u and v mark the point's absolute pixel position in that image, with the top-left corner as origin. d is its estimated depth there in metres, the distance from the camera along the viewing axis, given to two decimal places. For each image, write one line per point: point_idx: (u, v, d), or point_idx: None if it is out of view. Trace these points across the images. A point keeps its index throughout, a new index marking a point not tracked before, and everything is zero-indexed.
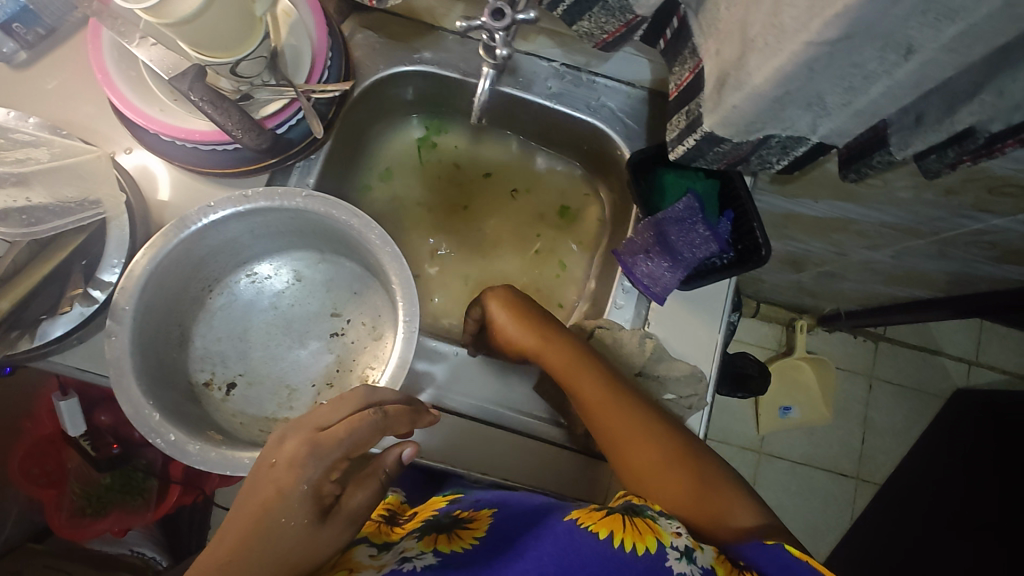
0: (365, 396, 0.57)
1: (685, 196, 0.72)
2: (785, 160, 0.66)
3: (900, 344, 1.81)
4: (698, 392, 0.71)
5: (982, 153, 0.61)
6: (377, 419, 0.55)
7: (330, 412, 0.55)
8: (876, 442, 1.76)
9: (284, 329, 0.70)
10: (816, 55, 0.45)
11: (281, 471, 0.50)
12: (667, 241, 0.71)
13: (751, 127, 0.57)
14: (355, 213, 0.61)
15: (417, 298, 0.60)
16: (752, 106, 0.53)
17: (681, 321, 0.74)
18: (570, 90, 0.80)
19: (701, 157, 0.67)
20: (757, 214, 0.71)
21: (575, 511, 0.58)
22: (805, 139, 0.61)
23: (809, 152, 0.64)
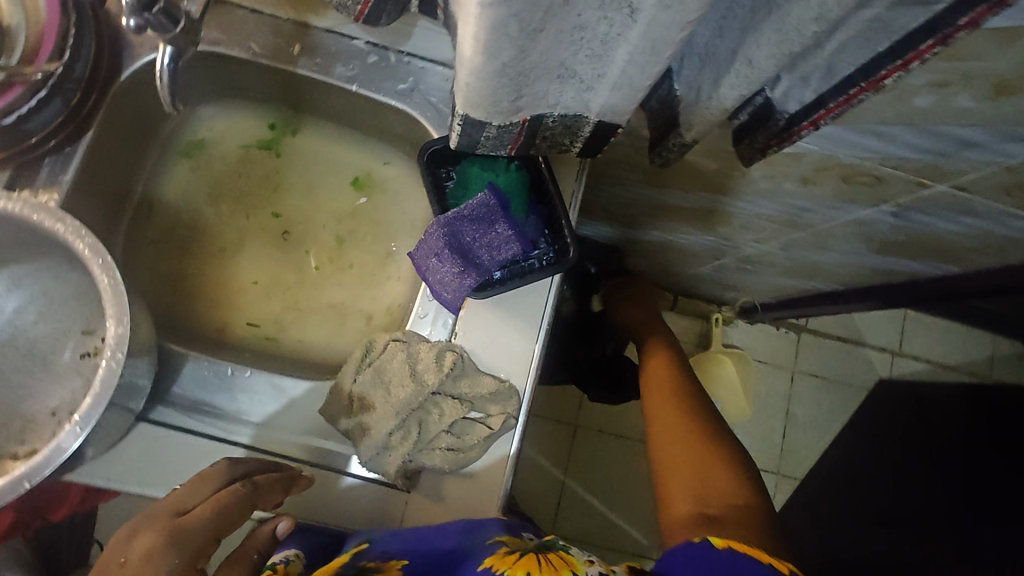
0: (226, 473, 0.55)
1: (484, 190, 0.64)
2: (580, 142, 0.58)
3: (824, 335, 1.77)
4: (507, 409, 0.65)
5: (783, 138, 0.56)
6: (246, 492, 0.52)
7: (193, 496, 0.52)
8: (797, 436, 1.72)
9: (24, 350, 0.61)
10: (509, 22, 0.37)
11: (136, 568, 0.45)
12: (461, 245, 0.62)
13: (501, 108, 0.48)
14: (62, 217, 0.53)
15: (129, 318, 0.51)
16: (481, 84, 0.44)
17: (490, 329, 0.67)
18: (376, 72, 0.72)
19: (476, 146, 0.57)
20: (564, 212, 0.64)
21: (490, 557, 0.51)
22: (584, 117, 0.53)
23: (595, 136, 0.56)
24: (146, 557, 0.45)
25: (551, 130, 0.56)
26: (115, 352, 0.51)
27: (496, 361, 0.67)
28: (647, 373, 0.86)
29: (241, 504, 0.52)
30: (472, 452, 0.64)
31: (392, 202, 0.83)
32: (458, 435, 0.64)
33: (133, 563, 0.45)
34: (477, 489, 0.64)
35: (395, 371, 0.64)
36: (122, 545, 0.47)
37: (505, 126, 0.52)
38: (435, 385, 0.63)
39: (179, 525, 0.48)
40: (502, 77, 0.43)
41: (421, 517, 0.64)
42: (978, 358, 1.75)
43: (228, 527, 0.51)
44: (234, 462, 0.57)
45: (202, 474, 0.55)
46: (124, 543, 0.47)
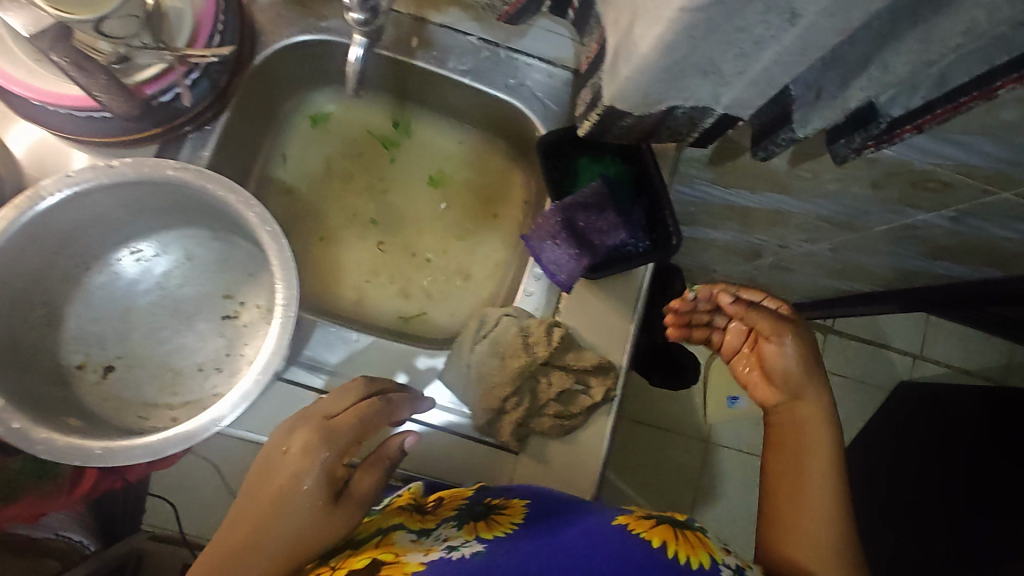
0: (362, 388, 0.61)
1: (596, 181, 0.70)
2: (696, 133, 0.65)
3: (849, 337, 1.83)
4: (608, 384, 0.70)
5: (884, 139, 0.61)
6: (380, 407, 0.58)
7: (335, 402, 0.58)
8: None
9: (172, 312, 0.66)
10: (694, 23, 0.42)
11: (295, 458, 0.52)
12: (575, 228, 0.68)
13: (649, 101, 0.55)
14: (231, 189, 0.57)
15: (297, 282, 0.56)
16: (644, 78, 0.51)
17: (591, 309, 0.72)
18: (487, 67, 0.77)
19: (608, 133, 0.64)
20: (670, 203, 0.69)
21: (621, 517, 0.56)
22: (710, 109, 0.59)
23: (715, 126, 0.63)
24: (303, 447, 0.52)
25: (675, 122, 0.62)
26: (287, 312, 0.56)
27: (596, 338, 0.72)
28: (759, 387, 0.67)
29: (373, 414, 0.58)
30: (575, 419, 0.69)
31: (486, 189, 0.88)
32: (564, 403, 0.69)
33: (293, 452, 0.52)
34: (578, 454, 0.70)
35: (509, 342, 0.69)
36: (280, 440, 0.54)
37: (643, 116, 0.59)
38: (545, 356, 0.68)
39: (329, 427, 0.55)
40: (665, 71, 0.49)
41: (526, 477, 0.70)
42: (996, 364, 1.82)
43: (368, 433, 0.57)
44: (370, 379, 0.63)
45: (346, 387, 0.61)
46: (287, 433, 0.55)
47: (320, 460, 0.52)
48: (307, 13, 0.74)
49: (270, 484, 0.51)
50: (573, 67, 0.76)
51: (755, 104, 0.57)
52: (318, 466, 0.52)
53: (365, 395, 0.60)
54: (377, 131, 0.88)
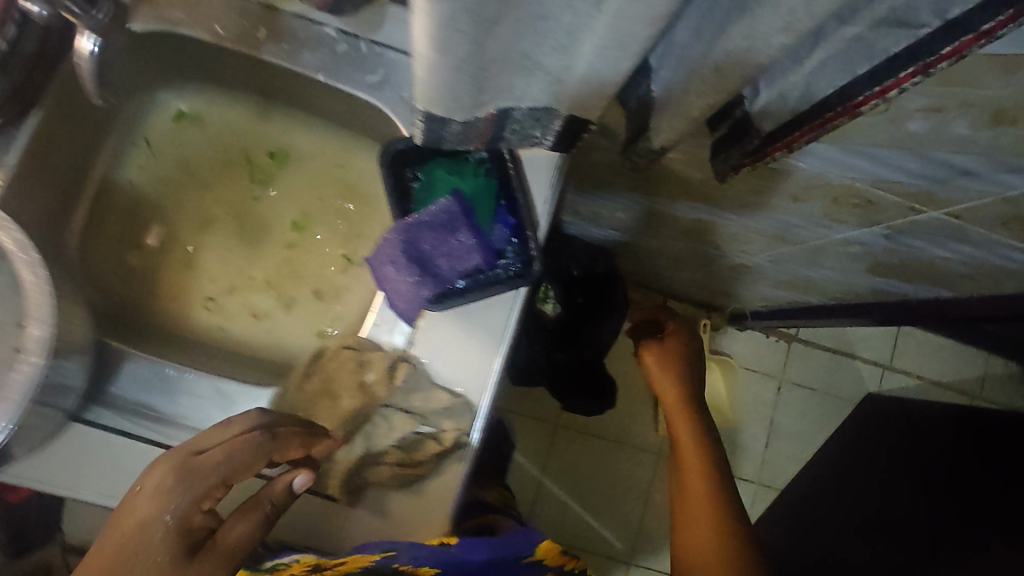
0: (252, 419, 0.54)
1: (447, 195, 0.61)
2: (551, 136, 0.55)
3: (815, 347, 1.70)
4: (461, 425, 0.63)
5: (759, 157, 0.51)
6: (258, 443, 0.52)
7: (208, 439, 0.52)
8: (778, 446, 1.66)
9: None
10: (457, 14, 0.33)
11: (148, 497, 0.48)
12: (418, 253, 0.59)
13: (467, 104, 0.45)
14: None
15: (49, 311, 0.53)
16: (440, 79, 0.41)
17: (451, 337, 0.65)
18: (345, 61, 0.67)
19: (444, 142, 0.53)
20: (531, 221, 0.62)
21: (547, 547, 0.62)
22: (552, 111, 0.49)
23: (568, 132, 0.53)
24: (147, 497, 0.48)
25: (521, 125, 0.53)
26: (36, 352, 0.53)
27: (456, 371, 0.65)
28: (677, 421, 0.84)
29: (255, 451, 0.52)
30: (420, 466, 0.62)
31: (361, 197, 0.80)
32: (405, 450, 0.62)
33: (141, 500, 0.48)
34: (422, 504, 0.63)
35: (342, 381, 0.62)
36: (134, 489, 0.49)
37: (470, 123, 0.49)
38: (384, 398, 0.62)
39: (192, 465, 0.50)
40: (458, 69, 0.40)
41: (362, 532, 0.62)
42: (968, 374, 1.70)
43: (240, 476, 0.51)
44: (265, 411, 0.56)
45: (232, 418, 0.54)
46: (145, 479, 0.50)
47: (160, 521, 0.48)
48: None
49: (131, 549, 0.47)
50: None
51: (596, 107, 0.48)
52: (162, 520, 0.48)
53: (250, 426, 0.53)
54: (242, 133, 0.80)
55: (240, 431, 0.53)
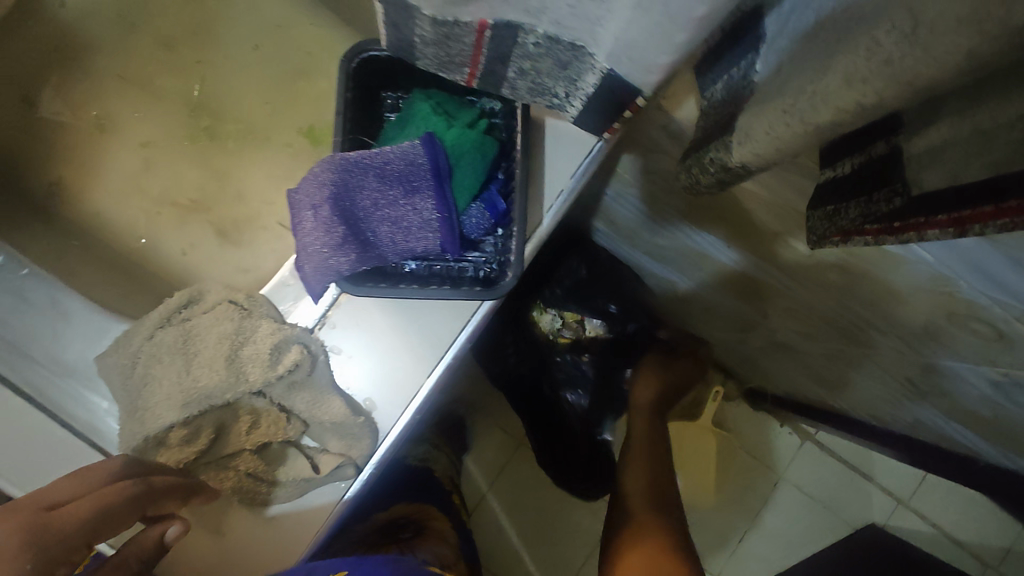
0: (117, 468, 0.39)
1: (419, 139, 0.43)
2: (579, 99, 0.36)
3: (829, 455, 1.31)
4: (354, 452, 0.46)
5: (883, 229, 0.31)
6: (139, 493, 0.37)
7: (62, 490, 0.36)
8: (754, 546, 1.28)
9: None
10: None
11: None
12: (349, 205, 0.41)
13: None
14: None
15: None
16: None
17: (371, 335, 0.47)
18: None
19: (416, 56, 0.34)
20: (523, 211, 0.43)
21: None
22: (586, 52, 0.31)
23: (602, 98, 0.35)
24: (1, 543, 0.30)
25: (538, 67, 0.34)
26: None
27: (366, 377, 0.47)
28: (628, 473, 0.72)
29: (141, 501, 0.38)
30: (274, 492, 0.45)
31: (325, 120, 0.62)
32: (268, 462, 0.45)
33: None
34: (271, 536, 0.46)
35: (208, 343, 0.44)
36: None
37: (451, 30, 0.30)
38: (259, 383, 0.44)
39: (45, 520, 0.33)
40: None
41: (188, 552, 0.46)
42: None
43: (107, 534, 0.36)
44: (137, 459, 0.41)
45: (88, 468, 0.39)
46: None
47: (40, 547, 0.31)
48: None
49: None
50: None
51: (648, 65, 0.29)
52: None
53: (120, 475, 0.39)
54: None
55: (108, 481, 0.38)
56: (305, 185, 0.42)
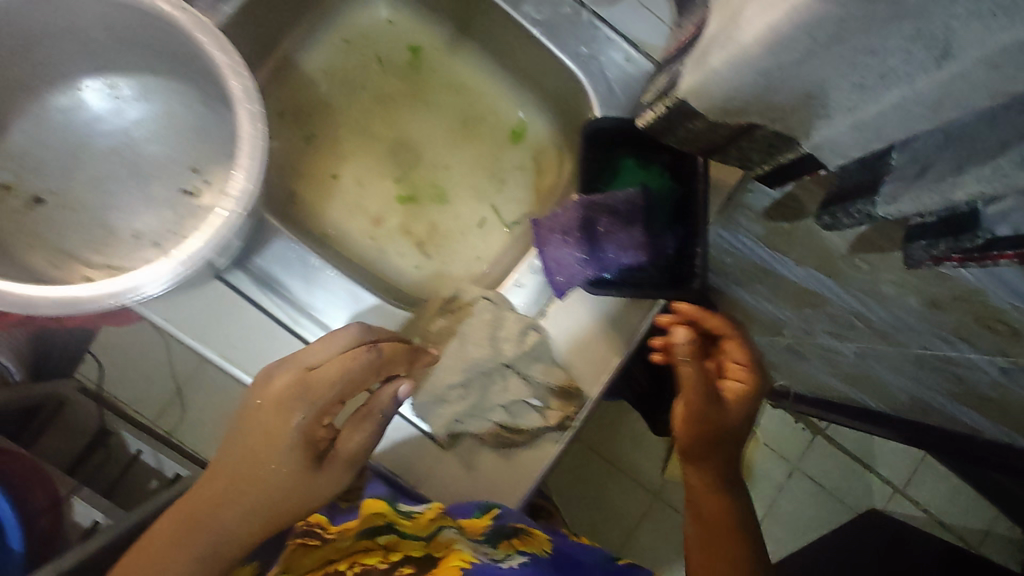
0: (351, 336, 0.55)
1: (632, 188, 0.61)
2: (767, 167, 0.54)
3: (837, 447, 1.52)
4: (568, 412, 0.61)
5: (971, 255, 0.49)
6: (371, 359, 0.53)
7: (319, 351, 0.52)
8: (772, 528, 1.50)
9: (127, 167, 0.59)
10: None
11: (271, 414, 0.48)
12: (590, 230, 0.59)
13: (730, 108, 0.45)
14: (225, 49, 0.49)
15: (199, 140, 0.60)
16: (732, 76, 0.40)
17: (583, 328, 0.63)
18: (563, 24, 0.66)
19: (669, 134, 0.53)
20: (704, 238, 0.60)
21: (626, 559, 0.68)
22: (795, 143, 0.48)
23: (793, 167, 0.52)
24: (274, 405, 0.49)
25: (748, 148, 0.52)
26: (211, 198, 0.60)
27: (576, 358, 0.62)
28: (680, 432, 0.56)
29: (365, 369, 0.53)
30: (517, 438, 0.61)
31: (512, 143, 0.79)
32: (509, 417, 0.61)
33: (265, 408, 0.48)
34: (508, 472, 0.62)
35: (476, 329, 0.62)
36: (266, 376, 0.51)
37: (714, 125, 0.49)
38: (510, 358, 0.61)
39: (309, 380, 0.50)
40: None
41: (445, 481, 0.62)
42: (1001, 533, 1.46)
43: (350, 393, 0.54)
44: (364, 328, 0.57)
45: (338, 333, 0.55)
46: (264, 382, 0.51)
47: (303, 407, 0.49)
48: None
49: (248, 437, 0.48)
50: (654, 55, 0.65)
51: (848, 154, 0.46)
52: (293, 430, 0.48)
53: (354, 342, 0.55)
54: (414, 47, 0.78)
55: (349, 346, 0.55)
56: (554, 218, 0.61)
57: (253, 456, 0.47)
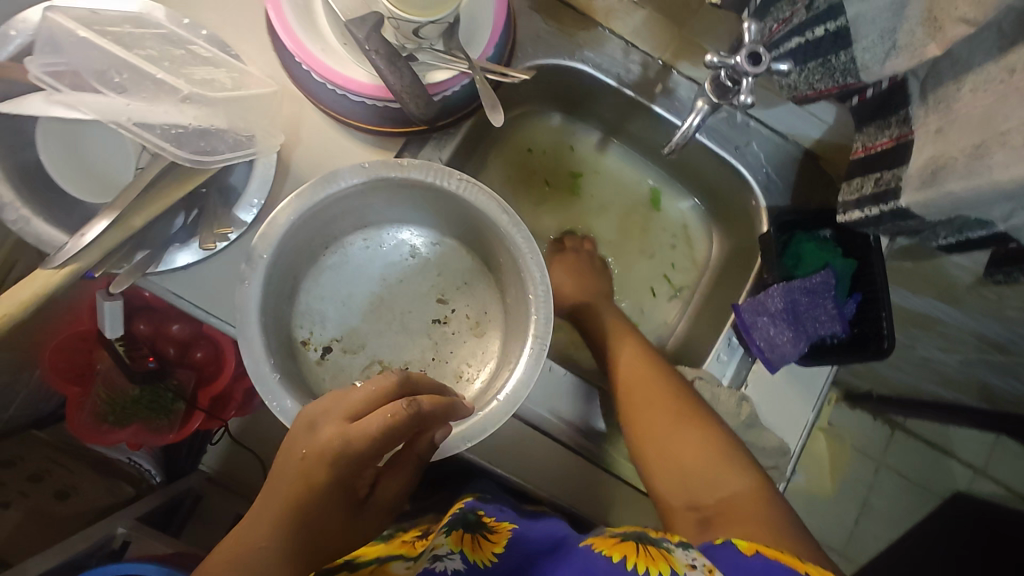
0: (393, 386, 0.50)
1: (821, 271, 0.70)
2: (950, 240, 0.64)
3: (915, 438, 1.54)
4: (779, 465, 0.72)
5: None
6: (412, 416, 0.47)
7: (360, 401, 0.49)
8: (868, 526, 1.51)
9: (386, 308, 0.67)
10: None
11: (314, 463, 0.48)
12: (791, 310, 0.70)
13: (954, 214, 0.53)
14: (504, 208, 0.59)
15: (443, 273, 0.69)
16: (973, 197, 0.48)
17: (782, 389, 0.73)
18: (721, 126, 0.75)
19: (874, 227, 0.65)
20: (888, 305, 0.67)
21: (593, 539, 0.60)
22: (989, 225, 0.56)
23: (983, 239, 0.60)
24: (317, 458, 0.48)
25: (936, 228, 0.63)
26: (459, 326, 0.68)
27: (779, 415, 0.73)
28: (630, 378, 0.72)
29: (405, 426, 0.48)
30: None
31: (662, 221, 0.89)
32: None
33: (311, 461, 0.48)
34: None
35: None
36: (310, 424, 0.50)
37: (917, 223, 0.60)
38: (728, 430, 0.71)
39: (348, 435, 0.48)
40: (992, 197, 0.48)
41: None
42: None
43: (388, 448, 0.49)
44: (409, 373, 0.52)
45: (374, 384, 0.50)
46: (306, 433, 0.49)
47: (346, 462, 0.48)
48: (563, 38, 0.73)
49: (291, 477, 0.48)
50: (808, 147, 0.75)
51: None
52: (334, 481, 0.48)
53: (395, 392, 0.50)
54: (567, 150, 0.88)
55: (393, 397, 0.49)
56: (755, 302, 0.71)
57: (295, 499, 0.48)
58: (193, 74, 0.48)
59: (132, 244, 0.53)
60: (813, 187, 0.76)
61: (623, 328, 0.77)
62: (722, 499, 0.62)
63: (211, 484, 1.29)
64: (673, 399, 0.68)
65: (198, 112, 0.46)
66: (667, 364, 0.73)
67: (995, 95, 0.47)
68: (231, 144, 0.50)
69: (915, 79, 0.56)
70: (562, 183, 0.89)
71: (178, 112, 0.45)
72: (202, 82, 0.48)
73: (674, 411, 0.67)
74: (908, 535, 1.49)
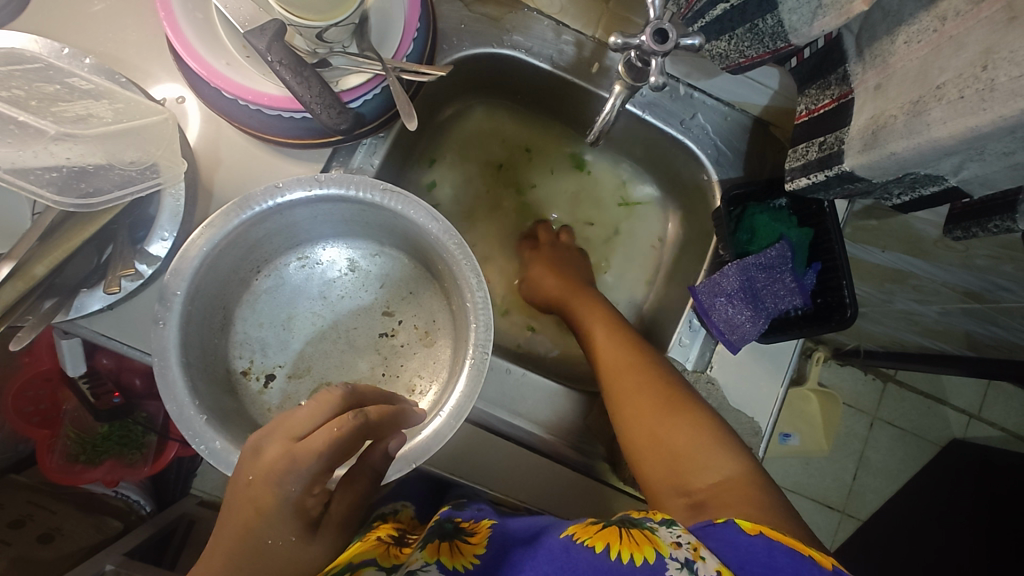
0: (338, 400, 0.47)
1: (775, 244, 0.67)
2: (904, 197, 0.60)
3: (908, 389, 1.51)
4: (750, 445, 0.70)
5: None
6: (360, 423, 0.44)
7: (304, 417, 0.45)
8: (866, 480, 1.49)
9: (329, 327, 0.65)
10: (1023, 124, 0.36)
11: (262, 486, 0.43)
12: (750, 288, 0.67)
13: (901, 174, 0.50)
14: (433, 216, 0.56)
15: (388, 283, 0.67)
16: (915, 156, 0.45)
17: (745, 369, 0.71)
18: (664, 101, 0.72)
19: (824, 193, 0.61)
20: (848, 272, 0.64)
21: (572, 528, 0.54)
22: (941, 179, 0.52)
23: (938, 194, 0.56)
24: (263, 479, 0.43)
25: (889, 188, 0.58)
26: (408, 337, 0.66)
27: (745, 395, 0.71)
28: (606, 364, 0.69)
29: (353, 434, 0.44)
30: None
31: (618, 200, 0.86)
32: None
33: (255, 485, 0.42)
34: None
35: None
36: (254, 447, 0.45)
37: (864, 185, 0.56)
38: None
39: (296, 451, 0.43)
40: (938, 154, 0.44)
41: None
42: None
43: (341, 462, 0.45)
44: (352, 387, 0.49)
45: (318, 400, 0.46)
46: (250, 459, 0.44)
47: (295, 480, 0.43)
48: (489, 25, 0.69)
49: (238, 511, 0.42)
50: (755, 114, 0.72)
51: (998, 185, 0.51)
52: (283, 503, 0.42)
53: (341, 405, 0.47)
54: (511, 139, 0.85)
55: (339, 411, 0.46)
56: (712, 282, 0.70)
57: (243, 536, 0.41)
58: (66, 110, 0.48)
59: (39, 294, 0.51)
60: (763, 155, 0.73)
61: (599, 314, 0.74)
62: (710, 478, 0.56)
63: (205, 506, 1.27)
64: (647, 384, 0.64)
65: (71, 151, 0.46)
66: (647, 351, 0.69)
67: (928, 45, 0.44)
68: (119, 181, 0.48)
69: (847, 33, 0.53)
70: (510, 173, 0.86)
71: (48, 154, 0.45)
72: (75, 119, 0.47)
73: (646, 392, 0.64)
74: (907, 486, 1.47)
